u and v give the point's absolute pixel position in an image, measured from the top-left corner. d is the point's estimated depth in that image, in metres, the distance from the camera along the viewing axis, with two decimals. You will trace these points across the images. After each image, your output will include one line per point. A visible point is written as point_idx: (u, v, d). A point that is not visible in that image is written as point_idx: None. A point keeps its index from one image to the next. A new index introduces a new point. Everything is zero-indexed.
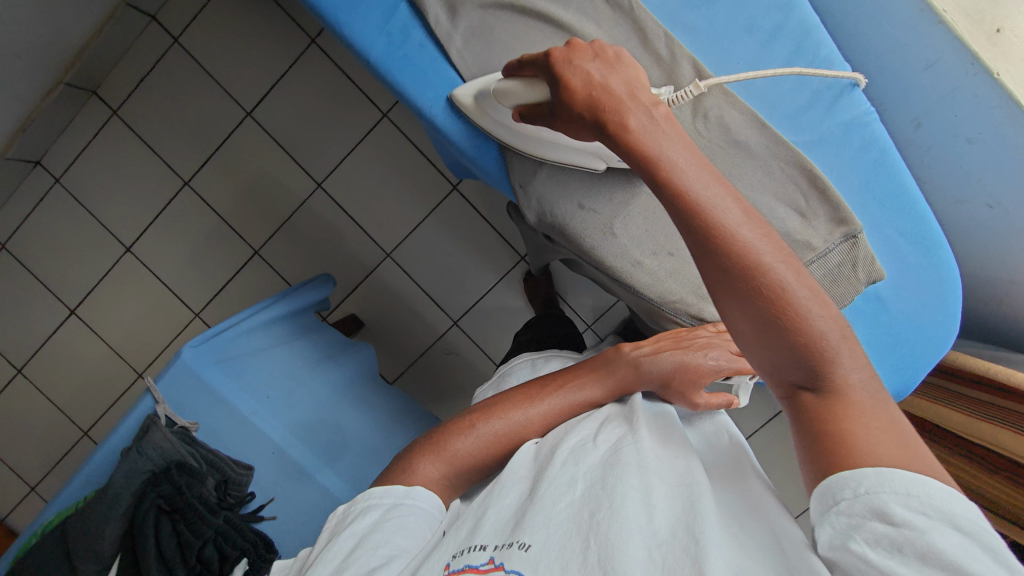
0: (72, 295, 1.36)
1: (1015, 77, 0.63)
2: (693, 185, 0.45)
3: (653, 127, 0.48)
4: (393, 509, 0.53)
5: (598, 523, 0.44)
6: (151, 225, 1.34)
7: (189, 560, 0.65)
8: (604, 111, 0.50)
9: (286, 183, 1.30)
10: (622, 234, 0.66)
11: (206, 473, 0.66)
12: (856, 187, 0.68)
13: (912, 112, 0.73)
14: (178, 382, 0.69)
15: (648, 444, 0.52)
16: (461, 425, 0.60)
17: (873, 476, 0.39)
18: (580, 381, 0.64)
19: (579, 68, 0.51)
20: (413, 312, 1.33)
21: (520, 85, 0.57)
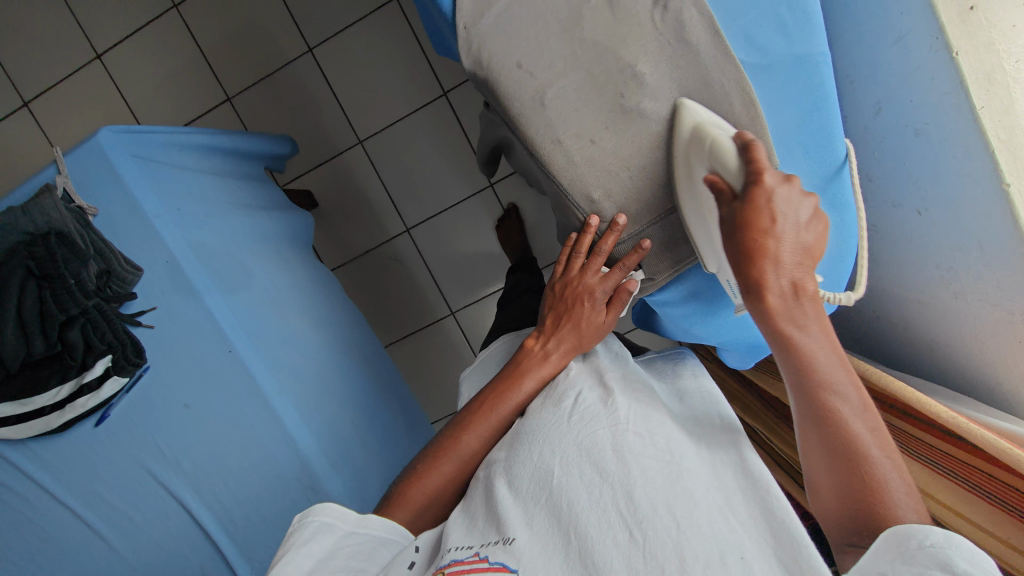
0: (30, 87, 1.30)
1: (973, 59, 0.50)
2: (810, 343, 0.44)
3: (788, 305, 0.44)
4: (348, 537, 0.49)
5: (576, 517, 0.43)
6: (128, 38, 1.27)
7: (52, 336, 0.64)
8: (754, 259, 0.45)
9: (277, 39, 1.25)
10: (553, 108, 0.51)
11: (89, 257, 0.64)
12: (787, 131, 0.54)
13: (874, 95, 0.61)
14: (87, 160, 0.65)
15: (630, 425, 0.49)
16: (408, 476, 0.57)
17: (942, 535, 0.35)
18: (503, 392, 0.60)
19: (778, 207, 0.45)
20: (370, 207, 1.30)
21: (738, 167, 0.47)
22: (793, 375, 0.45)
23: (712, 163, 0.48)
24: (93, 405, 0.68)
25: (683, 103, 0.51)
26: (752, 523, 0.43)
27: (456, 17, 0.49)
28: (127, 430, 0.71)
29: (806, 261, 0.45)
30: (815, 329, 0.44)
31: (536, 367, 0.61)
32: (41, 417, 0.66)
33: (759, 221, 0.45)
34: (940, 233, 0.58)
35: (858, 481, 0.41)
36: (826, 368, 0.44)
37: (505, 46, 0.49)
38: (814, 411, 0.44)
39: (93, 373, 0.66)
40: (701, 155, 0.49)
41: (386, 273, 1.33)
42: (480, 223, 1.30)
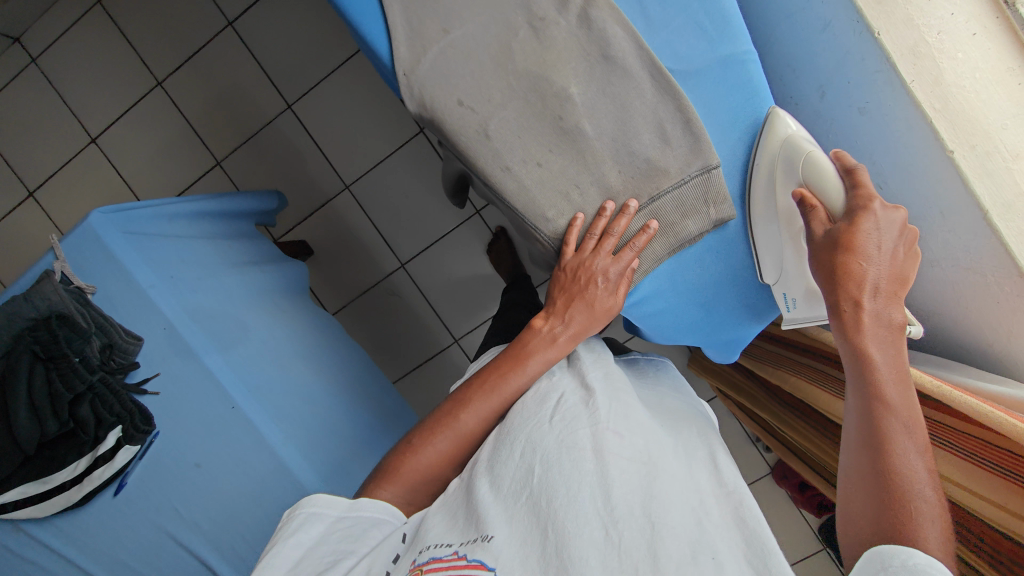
0: (34, 177, 1.36)
1: (895, 38, 0.53)
2: (886, 372, 0.50)
3: (878, 327, 0.51)
4: (340, 521, 0.51)
5: (555, 511, 0.45)
6: (120, 119, 1.34)
7: (62, 414, 0.67)
8: (842, 275, 0.51)
9: (257, 99, 1.30)
10: (498, 137, 0.54)
11: (91, 334, 0.67)
12: (724, 126, 0.58)
13: (815, 80, 0.63)
14: (82, 242, 0.69)
15: (610, 426, 0.51)
16: (404, 448, 0.58)
17: (924, 558, 0.41)
18: (505, 371, 0.60)
19: (878, 234, 0.51)
20: (364, 248, 1.33)
21: (838, 185, 0.53)
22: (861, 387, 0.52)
23: (807, 177, 0.54)
24: (109, 475, 0.70)
25: (777, 112, 0.56)
26: (720, 517, 0.48)
27: (396, 66, 0.52)
28: (146, 495, 0.73)
29: (900, 291, 0.51)
30: (896, 361, 0.51)
31: (540, 351, 0.61)
32: (62, 492, 0.69)
33: (858, 239, 0.51)
34: (903, 207, 0.59)
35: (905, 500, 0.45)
36: (893, 392, 0.50)
37: (444, 85, 0.52)
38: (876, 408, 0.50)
39: (106, 444, 0.69)
40: (791, 169, 0.55)
41: (387, 309, 1.35)
42: (472, 250, 1.32)
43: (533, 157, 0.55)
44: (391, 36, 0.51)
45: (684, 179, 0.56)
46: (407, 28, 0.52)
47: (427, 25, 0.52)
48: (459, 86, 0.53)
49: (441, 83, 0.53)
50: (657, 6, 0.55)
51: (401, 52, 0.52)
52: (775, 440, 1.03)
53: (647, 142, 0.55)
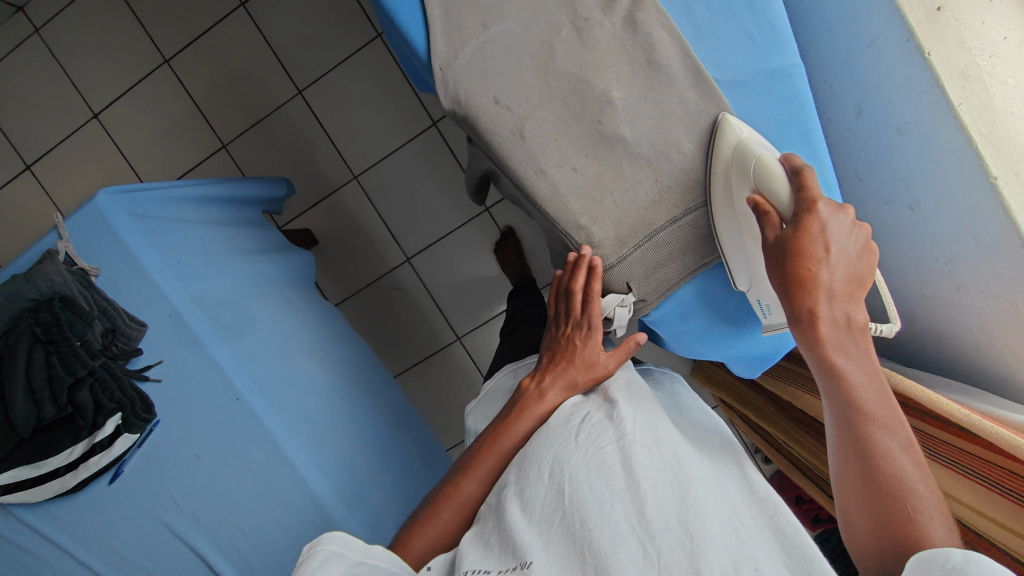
0: (32, 150, 1.33)
1: (945, 60, 0.53)
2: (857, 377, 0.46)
3: (837, 333, 0.46)
4: (356, 566, 0.49)
5: (590, 531, 0.45)
6: (124, 96, 1.31)
7: (61, 399, 0.65)
8: (801, 287, 0.46)
9: (267, 83, 1.28)
10: (533, 139, 0.53)
11: (94, 318, 0.65)
12: (766, 140, 0.56)
13: (854, 97, 0.62)
14: (87, 223, 0.67)
15: (638, 438, 0.51)
16: (411, 527, 0.59)
17: (961, 555, 0.37)
18: (503, 428, 0.63)
19: (829, 234, 0.45)
20: (370, 240, 1.32)
21: (787, 191, 0.48)
22: (837, 404, 0.47)
23: (756, 180, 0.49)
24: (106, 463, 0.69)
25: (727, 119, 0.52)
26: (758, 526, 0.46)
27: (432, 60, 0.51)
28: (143, 484, 0.72)
29: (857, 293, 0.46)
30: (860, 363, 0.46)
31: (531, 405, 0.63)
32: (56, 478, 0.67)
33: (809, 246, 0.45)
34: (937, 229, 0.59)
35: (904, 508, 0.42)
36: (868, 397, 0.46)
37: (482, 82, 0.51)
38: (859, 431, 0.46)
39: (104, 431, 0.67)
40: (745, 174, 0.50)
41: (391, 304, 1.34)
42: (482, 247, 1.31)
43: (569, 162, 0.54)
44: (429, 29, 0.50)
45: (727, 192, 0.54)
46: (445, 22, 0.50)
47: (467, 19, 0.51)
48: (496, 85, 0.52)
49: (477, 81, 0.51)
50: (704, 11, 0.54)
51: (439, 47, 0.50)
52: (777, 453, 1.03)
53: (686, 151, 0.54)
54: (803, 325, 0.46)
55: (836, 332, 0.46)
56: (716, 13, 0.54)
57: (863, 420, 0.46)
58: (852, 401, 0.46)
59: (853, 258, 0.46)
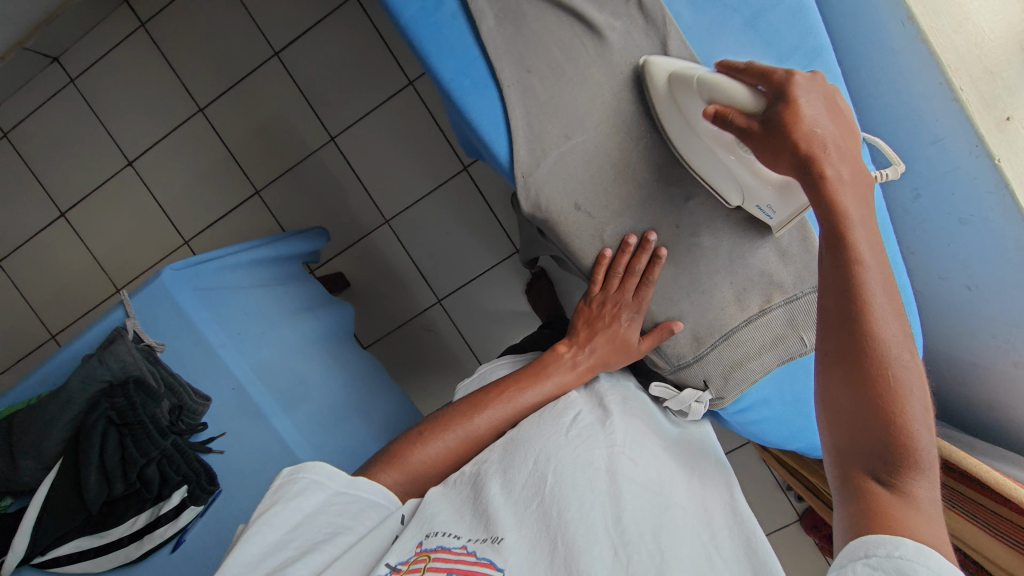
0: (66, 198, 1.35)
1: (1015, 165, 0.61)
2: (865, 260, 0.48)
3: (849, 190, 0.48)
4: (337, 496, 0.52)
5: (565, 523, 0.46)
6: (158, 143, 1.33)
7: (130, 476, 0.66)
8: (806, 148, 0.48)
9: (300, 130, 1.30)
10: (610, 243, 0.64)
11: (161, 395, 0.66)
12: None
13: (912, 183, 0.70)
14: (154, 300, 0.68)
15: (626, 450, 0.54)
16: (414, 438, 0.61)
17: (911, 548, 0.37)
18: (522, 382, 0.65)
19: (810, 101, 0.49)
20: (400, 282, 1.33)
21: (745, 91, 0.52)
22: (836, 283, 0.49)
23: (712, 96, 0.54)
24: (169, 534, 0.69)
25: (650, 59, 0.59)
26: (733, 556, 0.50)
27: (515, 168, 0.60)
28: (205, 553, 0.73)
29: (848, 151, 0.49)
30: (865, 249, 0.48)
31: (560, 373, 0.66)
32: (120, 549, 0.68)
33: (796, 116, 0.48)
34: (992, 307, 0.67)
35: (892, 424, 0.45)
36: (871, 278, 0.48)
37: (561, 192, 0.62)
38: (855, 311, 0.47)
39: (170, 503, 0.68)
40: (691, 91, 0.55)
41: (421, 344, 1.35)
42: (513, 289, 1.33)
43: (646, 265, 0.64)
44: (513, 139, 0.60)
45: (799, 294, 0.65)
46: (528, 132, 0.60)
47: (550, 130, 0.61)
48: (576, 194, 0.62)
49: (560, 192, 0.62)
50: None
51: (523, 156, 0.60)
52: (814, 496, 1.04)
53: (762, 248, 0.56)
54: (814, 182, 0.48)
55: (838, 189, 0.48)
56: None
57: (868, 313, 0.47)
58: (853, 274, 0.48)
59: (837, 122, 0.49)
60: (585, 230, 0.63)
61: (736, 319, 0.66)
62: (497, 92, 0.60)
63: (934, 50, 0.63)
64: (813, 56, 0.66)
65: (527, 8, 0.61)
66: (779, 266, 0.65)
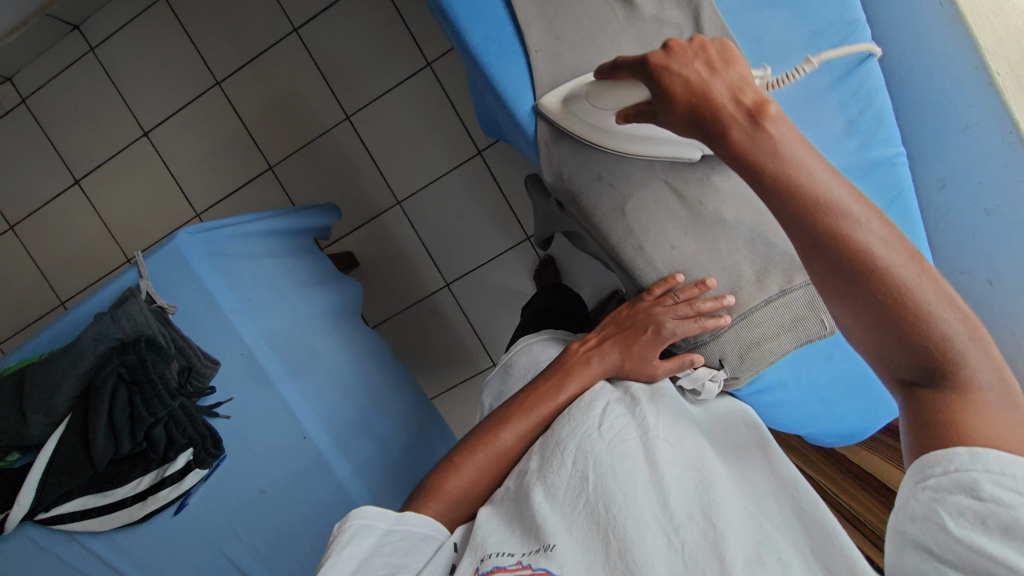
0: (80, 166, 1.36)
1: None
2: (822, 179, 0.45)
3: (760, 136, 0.46)
4: (387, 535, 0.51)
5: (617, 522, 0.46)
6: (174, 115, 1.33)
7: (137, 435, 0.66)
8: (708, 122, 0.47)
9: (316, 107, 1.30)
10: (632, 215, 0.63)
11: (171, 356, 0.66)
12: None
13: (938, 172, 0.72)
14: (167, 263, 0.68)
15: (660, 434, 0.53)
16: (445, 466, 0.59)
17: (966, 455, 0.40)
18: (544, 392, 0.62)
19: (680, 73, 0.48)
20: (410, 264, 1.33)
21: (626, 86, 0.52)
22: (801, 218, 0.46)
23: (608, 103, 0.55)
24: (173, 496, 0.70)
25: (542, 104, 0.61)
26: (785, 517, 0.50)
27: (539, 138, 0.63)
28: (207, 517, 0.73)
29: (749, 92, 0.47)
30: (811, 158, 0.46)
31: (579, 370, 0.63)
32: (124, 508, 0.69)
33: (677, 93, 0.48)
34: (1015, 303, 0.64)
35: (915, 329, 0.44)
36: (840, 193, 0.45)
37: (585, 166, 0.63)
38: (839, 232, 0.45)
39: (175, 465, 0.69)
40: (586, 106, 0.57)
41: (428, 328, 1.35)
42: (522, 276, 1.32)
43: (667, 241, 0.64)
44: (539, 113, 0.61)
45: None
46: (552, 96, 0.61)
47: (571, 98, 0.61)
48: (598, 164, 0.63)
49: (583, 163, 0.63)
50: (800, 95, 0.69)
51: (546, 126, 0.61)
52: None
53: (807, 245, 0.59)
54: (729, 145, 0.47)
55: (749, 135, 0.46)
56: (827, 103, 0.70)
57: (843, 228, 0.45)
58: (822, 191, 0.45)
59: (721, 74, 0.48)
60: (607, 201, 0.63)
61: (754, 298, 0.65)
62: (524, 57, 0.62)
63: (972, 34, 0.66)
64: (849, 31, 0.68)
65: None
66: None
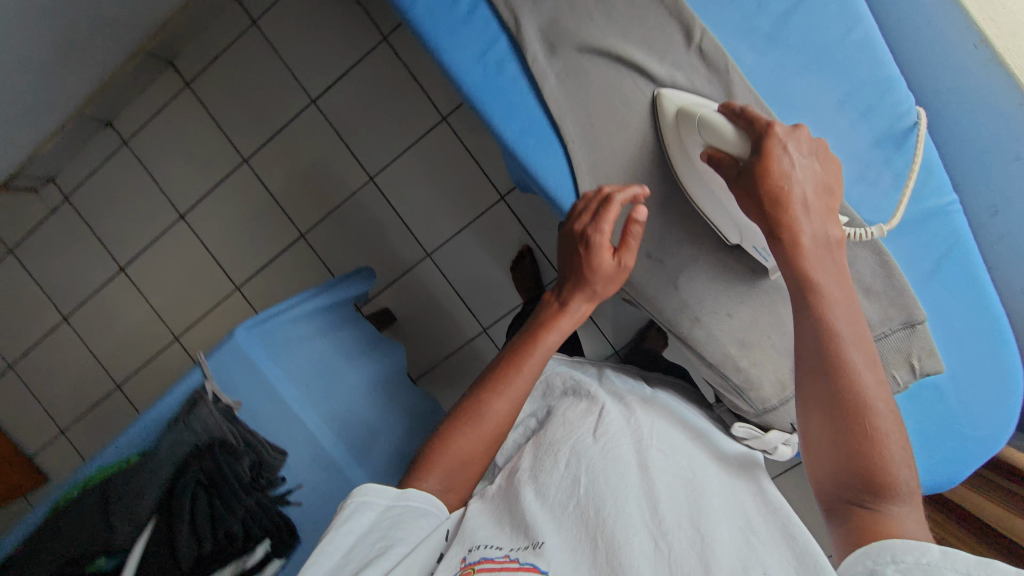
0: (124, 254, 1.42)
1: None
2: (838, 321, 0.55)
3: (817, 248, 0.56)
4: (388, 510, 0.56)
5: (604, 518, 0.51)
6: (207, 195, 1.38)
7: (219, 535, 0.66)
8: (784, 203, 0.55)
9: (340, 172, 1.34)
10: (684, 289, 0.70)
11: (243, 453, 0.70)
12: (923, 273, 0.74)
13: (991, 199, 0.78)
14: (230, 361, 0.72)
15: (654, 454, 0.59)
16: (439, 437, 0.64)
17: (938, 553, 0.42)
18: (523, 350, 0.69)
19: (790, 154, 0.56)
20: (445, 314, 1.35)
21: (731, 132, 0.58)
22: (815, 337, 0.55)
23: (707, 135, 0.60)
24: None
25: (663, 94, 0.65)
26: (771, 536, 0.53)
27: None
28: None
29: (825, 198, 0.57)
30: (839, 307, 0.55)
31: (555, 319, 0.71)
32: None
33: (776, 169, 0.55)
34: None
35: (868, 450, 0.51)
36: (845, 329, 0.54)
37: None
38: (835, 358, 0.54)
39: (255, 557, 0.69)
40: (692, 129, 0.61)
41: (470, 375, 1.36)
42: None
43: (723, 310, 0.70)
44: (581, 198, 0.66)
45: (888, 331, 0.71)
46: (593, 187, 0.67)
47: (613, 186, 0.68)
48: (647, 244, 0.70)
49: None
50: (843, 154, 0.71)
51: None
52: None
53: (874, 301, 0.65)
54: (791, 233, 0.56)
55: (815, 241, 0.56)
56: (869, 155, 0.71)
57: (841, 357, 0.53)
58: (830, 324, 0.54)
59: (812, 173, 0.57)
60: (659, 277, 0.70)
61: None
62: (562, 147, 0.66)
63: None
64: (884, 89, 0.69)
65: (588, 64, 0.66)
66: (863, 301, 0.71)
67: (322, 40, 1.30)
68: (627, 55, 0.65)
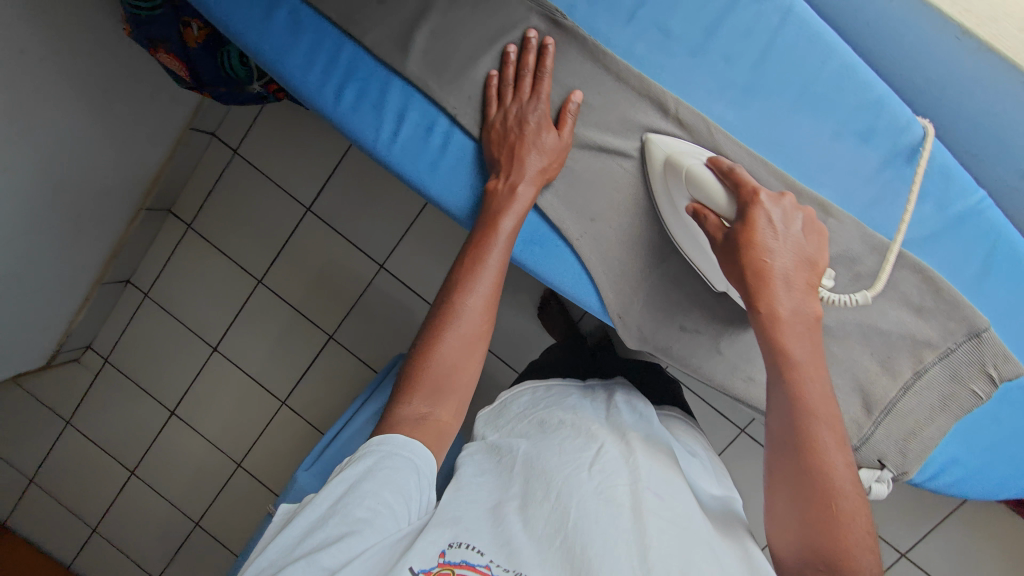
0: (171, 398, 1.46)
1: None
2: (807, 382, 0.55)
3: (796, 322, 0.57)
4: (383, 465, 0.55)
5: (590, 558, 0.50)
6: (233, 323, 1.42)
7: None
8: (757, 277, 0.59)
9: (351, 268, 1.36)
10: (727, 350, 0.79)
11: None
12: (968, 275, 0.79)
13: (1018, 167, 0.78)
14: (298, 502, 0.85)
15: (650, 488, 0.58)
16: (422, 347, 0.63)
17: None
18: (483, 242, 0.67)
19: (768, 220, 0.59)
20: (487, 376, 1.35)
21: (721, 195, 0.64)
22: (785, 399, 0.55)
23: (694, 193, 0.67)
24: None
25: (652, 139, 0.73)
26: None
27: (609, 310, 0.77)
28: None
29: (804, 266, 0.59)
30: (812, 379, 0.55)
31: (508, 203, 0.69)
32: None
33: (755, 236, 0.59)
34: None
35: (831, 522, 0.51)
36: (809, 386, 0.55)
37: (669, 324, 0.80)
38: (802, 420, 0.54)
39: None
40: (680, 184, 0.69)
41: None
42: None
43: None
44: (601, 291, 0.76)
45: (954, 346, 0.77)
46: (614, 289, 0.77)
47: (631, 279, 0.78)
48: (679, 316, 0.80)
49: (665, 323, 0.80)
50: (862, 185, 0.77)
51: (613, 299, 0.77)
52: None
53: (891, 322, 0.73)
54: (766, 309, 0.58)
55: (793, 313, 0.57)
56: (881, 173, 0.76)
57: (815, 412, 0.54)
58: (794, 381, 0.55)
59: (794, 247, 0.59)
60: (702, 345, 0.79)
61: (893, 389, 0.79)
62: (569, 248, 0.76)
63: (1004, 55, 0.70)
64: (877, 108, 0.75)
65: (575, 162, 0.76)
66: (920, 321, 0.78)
67: (302, 148, 1.33)
68: (604, 142, 0.75)
